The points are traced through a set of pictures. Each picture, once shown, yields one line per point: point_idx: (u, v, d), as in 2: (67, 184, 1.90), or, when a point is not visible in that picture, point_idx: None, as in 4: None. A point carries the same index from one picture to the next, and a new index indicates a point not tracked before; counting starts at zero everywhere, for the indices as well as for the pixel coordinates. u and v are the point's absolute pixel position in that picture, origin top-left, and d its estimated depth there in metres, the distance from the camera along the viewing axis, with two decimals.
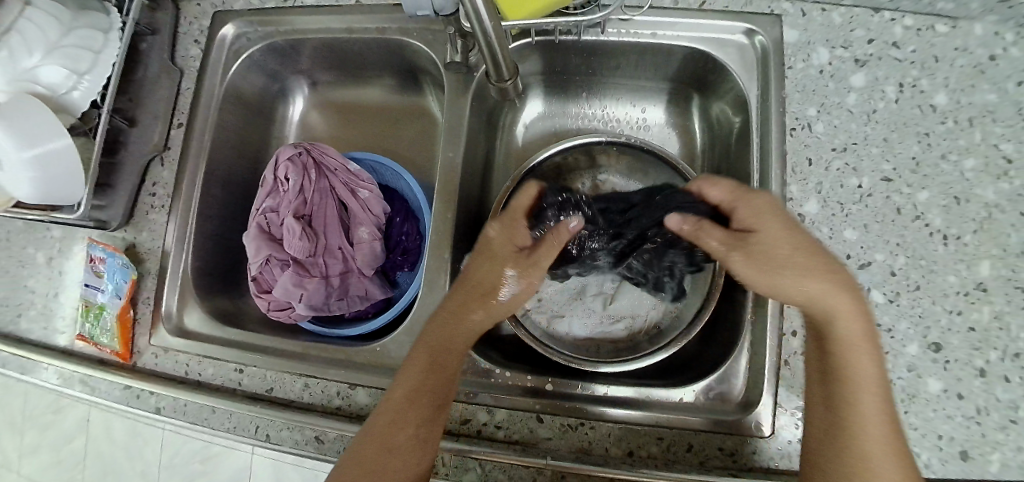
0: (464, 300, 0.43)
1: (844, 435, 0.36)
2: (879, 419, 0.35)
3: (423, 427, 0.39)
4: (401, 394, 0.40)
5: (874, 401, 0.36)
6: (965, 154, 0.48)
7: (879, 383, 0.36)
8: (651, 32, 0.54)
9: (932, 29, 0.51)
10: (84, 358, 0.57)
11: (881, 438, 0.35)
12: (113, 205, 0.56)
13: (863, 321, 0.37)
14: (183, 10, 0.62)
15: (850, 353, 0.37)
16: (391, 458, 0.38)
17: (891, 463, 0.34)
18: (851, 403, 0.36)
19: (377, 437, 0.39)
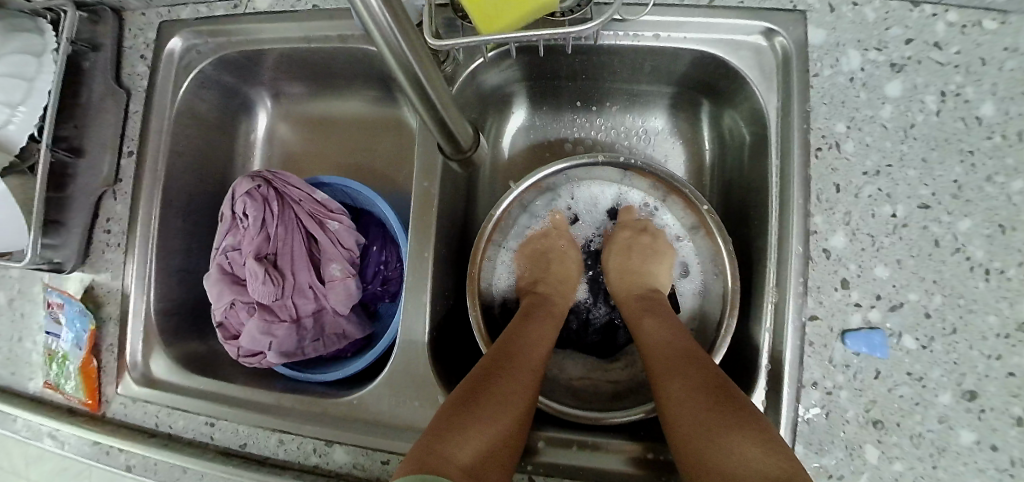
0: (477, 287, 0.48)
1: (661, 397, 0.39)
2: (683, 374, 0.39)
3: (510, 397, 0.38)
4: (494, 360, 0.42)
5: (677, 371, 0.40)
6: (1015, 175, 0.42)
7: (683, 359, 0.41)
8: (654, 34, 0.47)
9: (982, 25, 0.44)
10: (52, 407, 0.54)
11: (683, 391, 0.37)
12: (66, 246, 0.51)
13: (660, 319, 0.47)
14: (126, 19, 0.55)
15: (654, 344, 0.44)
16: (489, 410, 0.37)
17: (697, 407, 0.35)
18: (658, 374, 0.41)
19: (470, 390, 0.38)
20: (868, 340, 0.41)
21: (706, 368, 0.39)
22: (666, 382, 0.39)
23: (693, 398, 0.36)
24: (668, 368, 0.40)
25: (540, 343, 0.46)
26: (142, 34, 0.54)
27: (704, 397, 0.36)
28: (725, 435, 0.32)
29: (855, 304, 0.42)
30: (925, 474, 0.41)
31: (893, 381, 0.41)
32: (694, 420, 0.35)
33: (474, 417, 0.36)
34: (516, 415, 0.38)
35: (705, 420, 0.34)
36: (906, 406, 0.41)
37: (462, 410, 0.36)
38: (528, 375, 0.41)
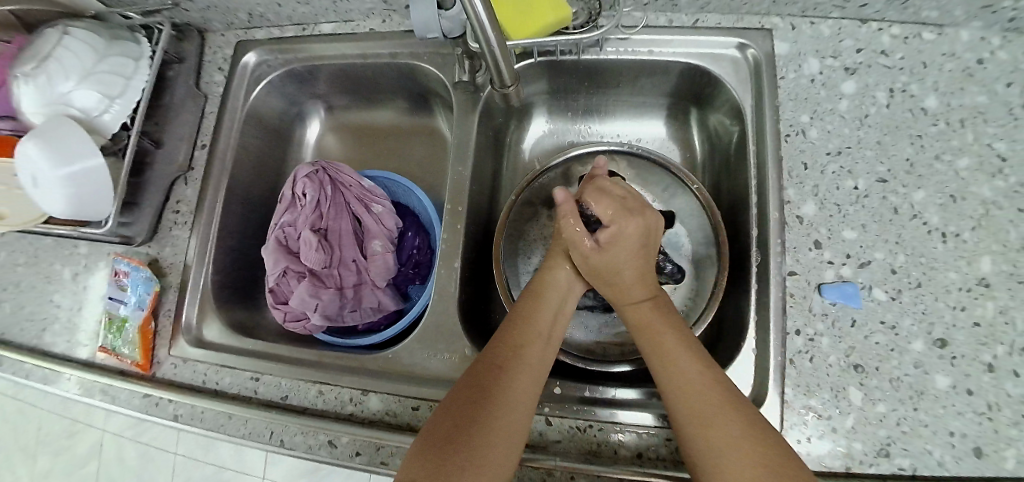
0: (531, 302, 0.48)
1: (671, 393, 0.40)
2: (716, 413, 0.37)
3: (511, 403, 0.39)
4: (489, 374, 0.41)
5: (678, 365, 0.41)
6: (959, 154, 0.50)
7: (694, 367, 0.40)
8: (647, 50, 0.57)
9: (920, 37, 0.54)
10: (106, 369, 0.58)
11: (711, 412, 0.37)
12: (138, 222, 0.59)
13: (655, 307, 0.46)
14: (210, 42, 0.67)
15: (649, 328, 0.45)
16: (481, 437, 0.37)
17: (723, 414, 0.37)
18: (665, 375, 0.41)
19: (460, 415, 0.38)
20: (841, 291, 0.46)
21: (727, 389, 0.39)
22: (673, 370, 0.41)
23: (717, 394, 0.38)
24: (682, 379, 0.40)
25: (541, 335, 0.45)
26: (222, 50, 0.67)
27: (752, 436, 0.35)
28: (752, 467, 0.34)
29: (828, 261, 0.48)
30: (906, 415, 0.45)
31: (868, 329, 0.46)
32: (726, 451, 0.35)
33: (460, 450, 0.36)
34: (512, 426, 0.38)
35: (734, 422, 0.36)
36: (883, 352, 0.46)
37: (458, 437, 0.36)
38: (525, 374, 0.41)
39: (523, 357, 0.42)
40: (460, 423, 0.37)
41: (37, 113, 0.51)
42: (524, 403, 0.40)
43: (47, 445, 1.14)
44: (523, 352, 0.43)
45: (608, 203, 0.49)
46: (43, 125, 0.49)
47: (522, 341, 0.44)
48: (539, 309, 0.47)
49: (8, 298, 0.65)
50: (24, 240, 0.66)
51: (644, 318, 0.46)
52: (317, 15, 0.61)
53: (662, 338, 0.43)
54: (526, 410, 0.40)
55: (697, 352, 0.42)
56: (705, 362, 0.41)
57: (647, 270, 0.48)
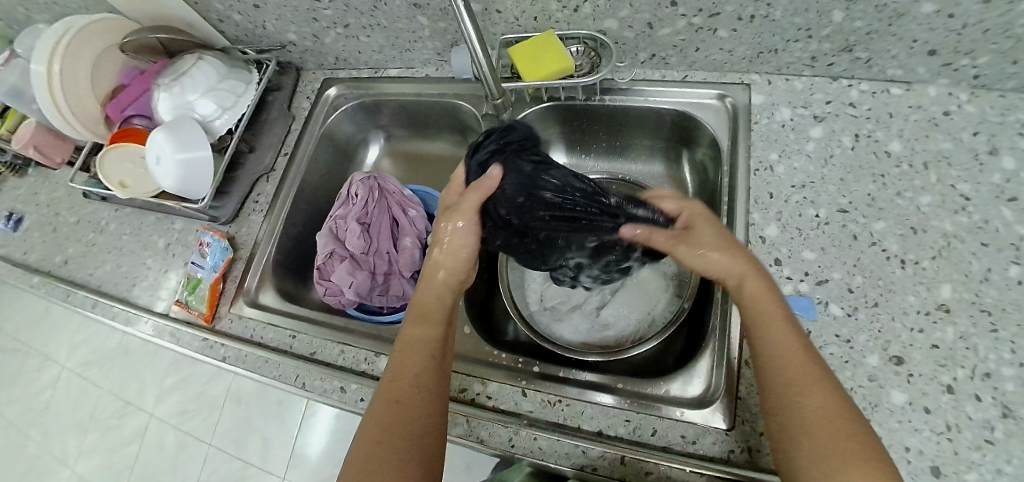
0: (409, 329, 0.50)
1: (783, 404, 0.39)
2: (843, 452, 0.35)
3: (406, 418, 0.43)
4: (385, 407, 0.44)
5: (812, 388, 0.39)
6: (921, 192, 0.55)
7: (816, 379, 0.39)
8: (644, 98, 0.67)
9: (888, 92, 0.61)
10: (177, 320, 0.70)
11: (831, 427, 0.37)
12: (225, 206, 0.74)
13: (775, 301, 0.44)
14: (299, 73, 0.85)
15: (772, 336, 0.42)
16: (387, 458, 0.41)
17: (842, 445, 0.36)
18: (782, 389, 0.40)
19: (370, 446, 0.42)
20: (796, 303, 0.52)
21: (844, 403, 0.38)
22: (806, 395, 0.39)
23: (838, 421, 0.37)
24: (796, 386, 0.39)
25: (424, 352, 0.48)
26: (307, 80, 0.84)
27: (853, 442, 0.36)
28: (855, 477, 0.34)
29: (787, 277, 0.53)
30: None
31: (822, 340, 0.50)
32: (828, 457, 0.36)
33: (383, 464, 0.40)
34: (422, 442, 0.43)
35: (851, 452, 0.35)
36: (838, 363, 0.49)
37: (368, 468, 0.40)
38: (415, 390, 0.45)
39: (410, 380, 0.45)
40: (370, 453, 0.41)
41: (168, 113, 0.69)
42: (421, 412, 0.44)
43: (100, 420, 1.27)
44: (409, 377, 0.46)
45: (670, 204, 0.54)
46: (173, 122, 0.66)
47: (405, 365, 0.46)
48: (419, 329, 0.49)
49: (111, 259, 0.81)
50: (133, 215, 0.83)
51: (763, 327, 0.43)
52: (387, 62, 0.77)
53: (790, 357, 0.41)
54: (430, 426, 0.44)
55: (815, 361, 0.41)
56: (817, 370, 0.40)
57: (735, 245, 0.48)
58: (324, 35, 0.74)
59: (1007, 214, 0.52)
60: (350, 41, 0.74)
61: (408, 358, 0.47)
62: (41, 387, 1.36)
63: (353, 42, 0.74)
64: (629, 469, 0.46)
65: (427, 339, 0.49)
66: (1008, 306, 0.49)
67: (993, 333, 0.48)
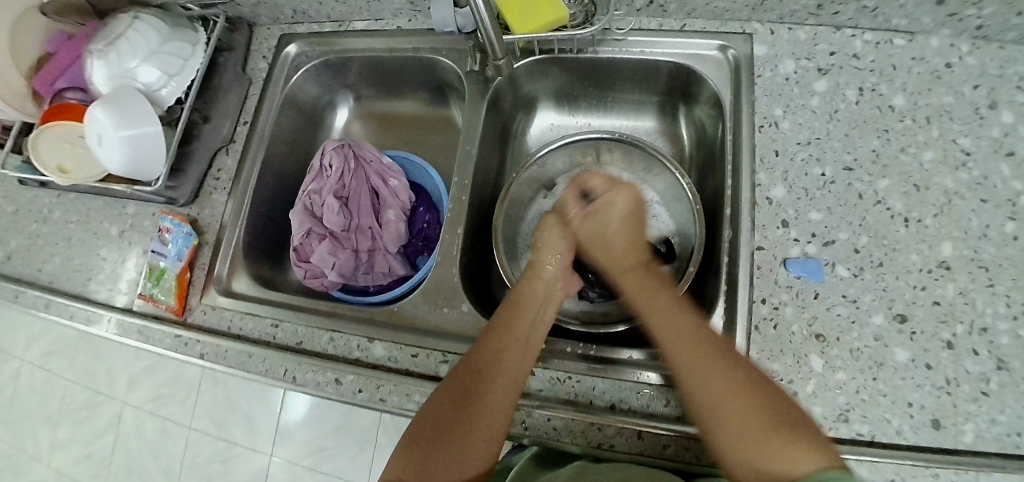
0: (506, 315, 0.49)
1: (689, 385, 0.40)
2: (750, 423, 0.36)
3: (485, 410, 0.42)
4: (465, 377, 0.44)
5: (705, 361, 0.40)
6: (925, 148, 0.53)
7: (711, 354, 0.41)
8: (640, 50, 0.62)
9: (892, 42, 0.58)
10: (144, 313, 0.65)
11: (740, 401, 0.37)
12: (183, 186, 0.67)
13: (670, 299, 0.47)
14: (254, 34, 0.76)
15: (665, 326, 0.44)
16: (454, 444, 0.40)
17: (751, 413, 0.37)
18: (683, 370, 0.41)
19: (435, 425, 0.41)
20: (805, 266, 0.50)
21: (749, 373, 0.39)
22: (709, 365, 0.40)
23: (739, 390, 0.38)
24: (699, 360, 0.41)
25: (518, 344, 0.46)
26: (265, 41, 0.75)
27: (759, 413, 0.36)
28: (773, 447, 0.34)
29: (794, 239, 0.52)
30: (865, 385, 0.47)
31: (830, 302, 0.50)
32: (740, 430, 0.36)
33: (446, 449, 0.40)
34: (485, 441, 0.41)
35: (761, 424, 0.36)
36: (844, 324, 0.49)
37: (430, 449, 0.40)
38: (504, 381, 0.43)
39: (492, 369, 0.44)
40: (441, 435, 0.41)
41: (106, 84, 0.60)
42: (502, 410, 0.43)
43: (72, 413, 1.21)
44: (493, 364, 0.44)
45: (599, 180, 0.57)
46: (111, 94, 0.57)
47: (500, 352, 0.45)
48: (513, 321, 0.48)
49: (60, 251, 0.73)
50: (79, 201, 0.74)
51: (653, 313, 0.46)
52: (352, 13, 0.69)
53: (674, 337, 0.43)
54: (498, 428, 0.42)
55: (705, 336, 0.43)
56: (709, 344, 0.41)
57: (632, 235, 0.55)
58: None
59: (1005, 169, 0.51)
60: None
61: (505, 346, 0.45)
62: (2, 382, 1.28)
63: None
64: (646, 443, 0.46)
65: (531, 334, 0.48)
66: (1005, 262, 0.49)
67: (990, 288, 0.48)
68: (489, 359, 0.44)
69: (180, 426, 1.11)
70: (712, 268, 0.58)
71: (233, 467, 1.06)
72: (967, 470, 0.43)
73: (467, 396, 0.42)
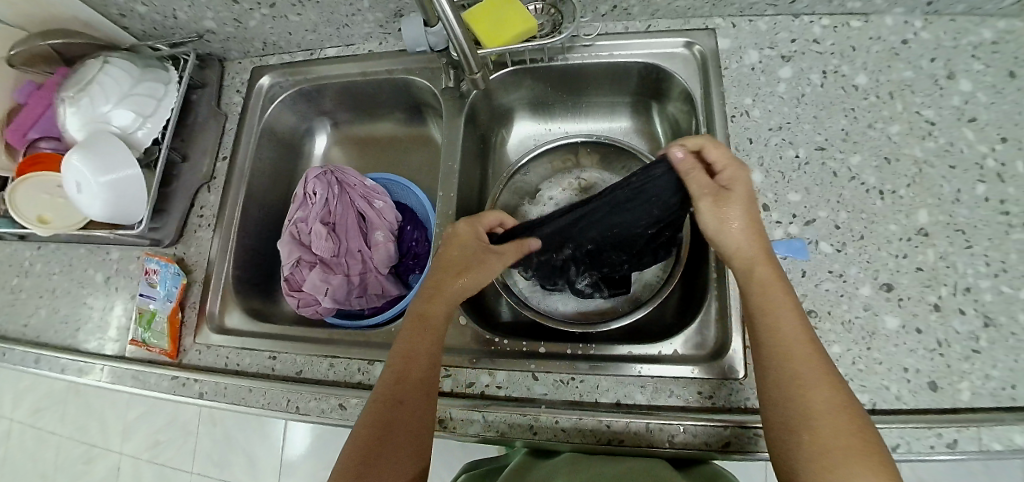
0: (415, 326, 0.49)
1: (789, 396, 0.39)
2: (841, 444, 0.36)
3: (409, 414, 0.44)
4: (387, 391, 0.45)
5: (806, 385, 0.39)
6: (890, 122, 0.55)
7: (818, 371, 0.40)
8: (609, 53, 0.64)
9: (848, 25, 0.60)
10: (137, 359, 0.64)
11: (840, 419, 0.38)
12: (166, 226, 0.66)
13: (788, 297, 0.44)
14: (228, 70, 0.76)
15: (774, 326, 0.42)
16: (387, 448, 0.42)
17: (831, 433, 0.37)
18: (788, 375, 0.40)
19: (367, 438, 0.43)
20: (789, 246, 0.52)
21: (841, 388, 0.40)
22: (812, 388, 0.39)
23: (840, 417, 0.38)
24: (802, 376, 0.40)
25: (429, 349, 0.48)
26: (238, 75, 0.75)
27: (850, 426, 0.37)
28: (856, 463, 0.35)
29: (777, 222, 0.53)
30: (861, 355, 0.48)
31: (817, 279, 0.51)
32: (828, 451, 0.36)
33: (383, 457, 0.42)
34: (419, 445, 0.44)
35: (839, 444, 0.36)
36: (833, 298, 0.50)
37: (368, 457, 0.42)
38: (421, 387, 0.45)
39: (414, 374, 0.46)
40: (374, 445, 0.42)
41: (80, 131, 0.60)
42: (424, 410, 0.45)
43: (67, 470, 1.17)
44: (414, 369, 0.46)
45: (717, 153, 0.48)
46: (87, 141, 0.57)
47: (413, 359, 0.47)
48: (426, 325, 0.49)
49: (45, 304, 0.72)
50: (60, 251, 0.73)
51: (771, 320, 0.43)
52: (323, 41, 0.70)
53: (793, 349, 0.41)
54: (425, 434, 0.44)
55: (817, 349, 0.42)
56: (819, 360, 0.41)
57: (758, 228, 0.46)
58: (249, 19, 0.65)
59: (969, 134, 0.53)
60: (279, 22, 0.66)
61: (416, 352, 0.47)
62: None
63: (282, 23, 0.66)
64: (655, 435, 0.46)
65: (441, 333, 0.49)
66: (979, 223, 0.51)
67: (969, 249, 0.50)
68: (404, 370, 0.46)
69: (181, 472, 1.08)
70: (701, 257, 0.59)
71: None
72: (968, 427, 0.44)
73: (392, 405, 0.44)
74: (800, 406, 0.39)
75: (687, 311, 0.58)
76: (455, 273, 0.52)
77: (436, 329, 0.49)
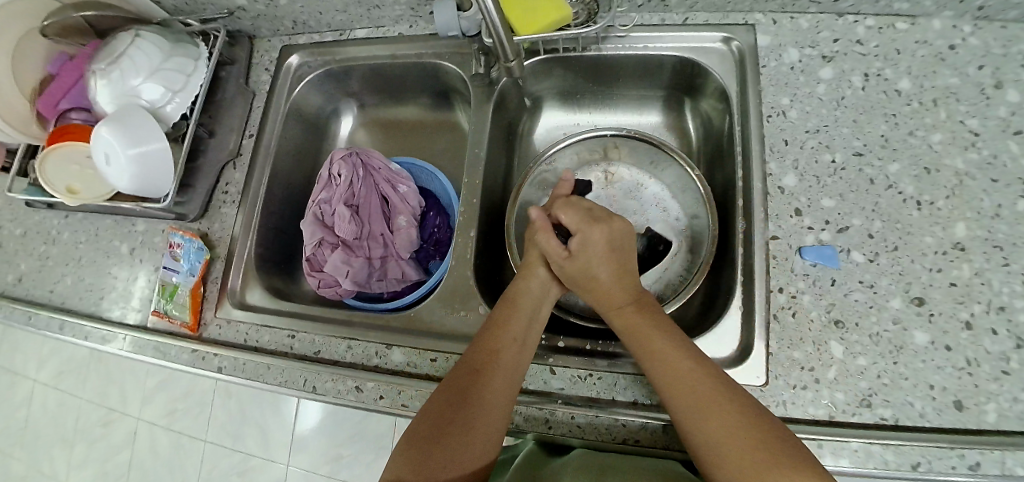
0: (499, 315, 0.49)
1: (692, 415, 0.40)
2: (754, 460, 0.36)
3: (485, 406, 0.42)
4: (466, 375, 0.44)
5: (702, 399, 0.40)
6: (933, 130, 0.53)
7: (703, 384, 0.41)
8: (643, 45, 0.62)
9: (894, 27, 0.58)
10: (159, 330, 0.65)
11: (744, 431, 0.38)
12: (192, 201, 0.67)
13: (653, 324, 0.46)
14: (256, 47, 0.76)
15: (648, 354, 0.45)
16: (458, 435, 0.41)
17: (747, 451, 0.36)
18: (673, 395, 0.42)
19: (439, 418, 0.42)
20: (820, 253, 0.51)
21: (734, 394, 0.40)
22: (704, 405, 0.40)
23: (742, 433, 0.37)
24: (693, 393, 0.41)
25: (515, 337, 0.47)
26: (267, 53, 0.75)
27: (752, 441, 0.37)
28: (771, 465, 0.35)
29: (808, 227, 0.52)
30: (886, 369, 0.47)
31: (847, 288, 0.50)
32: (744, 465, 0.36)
33: (462, 423, 0.41)
34: (488, 433, 0.42)
35: (759, 459, 0.36)
36: (862, 309, 0.49)
37: (435, 441, 0.41)
38: (506, 377, 0.44)
39: (500, 360, 0.45)
40: (442, 430, 0.41)
41: (112, 103, 0.60)
42: (502, 404, 0.43)
43: (85, 432, 1.20)
44: (499, 354, 0.45)
45: (568, 217, 0.54)
46: (117, 113, 0.57)
47: (502, 345, 0.46)
48: (510, 314, 0.49)
49: (71, 271, 0.73)
50: (87, 220, 0.74)
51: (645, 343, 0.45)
52: (353, 21, 0.70)
53: (674, 364, 0.43)
54: (499, 424, 0.43)
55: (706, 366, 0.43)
56: (699, 372, 0.42)
57: (618, 262, 0.51)
58: None
59: (1015, 147, 0.52)
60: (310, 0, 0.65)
61: (505, 339, 0.46)
62: (15, 403, 1.28)
63: (312, 2, 0.66)
64: (670, 436, 0.46)
65: (529, 330, 0.48)
66: (1018, 240, 0.49)
67: (1005, 267, 0.48)
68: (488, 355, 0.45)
69: (195, 440, 1.11)
70: (726, 259, 0.58)
71: (249, 479, 1.06)
72: (993, 449, 0.43)
73: (468, 391, 0.43)
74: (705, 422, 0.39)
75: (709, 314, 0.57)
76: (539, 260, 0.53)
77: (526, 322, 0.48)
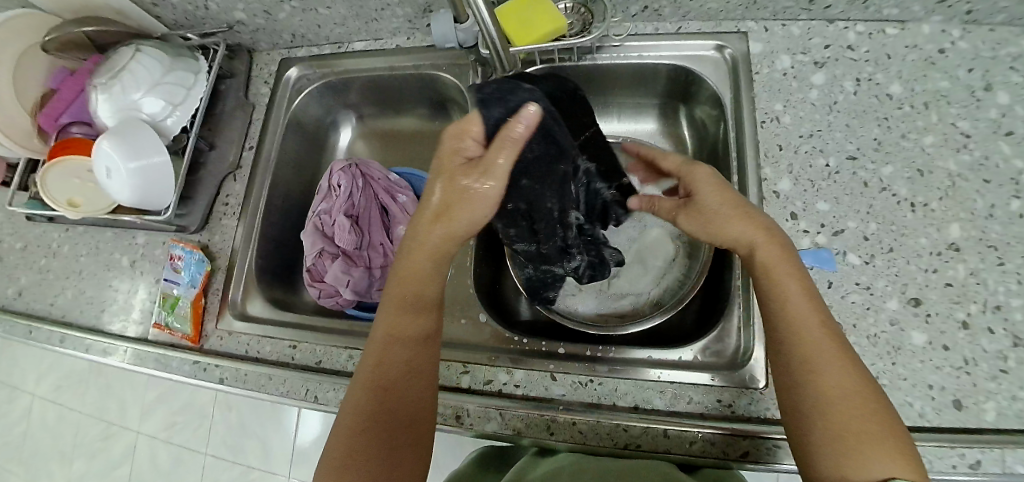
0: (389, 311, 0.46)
1: (802, 375, 0.39)
2: (861, 434, 0.35)
3: (399, 403, 0.43)
4: (370, 385, 0.44)
5: (825, 361, 0.38)
6: (924, 133, 0.54)
7: (830, 348, 0.39)
8: (638, 54, 0.63)
9: (884, 32, 0.59)
10: (160, 342, 0.65)
11: (852, 404, 0.36)
12: (192, 213, 0.67)
13: (796, 277, 0.42)
14: (255, 60, 0.77)
15: (781, 304, 0.41)
16: (383, 440, 0.42)
17: (855, 422, 0.36)
18: (799, 353, 0.39)
19: (357, 434, 0.42)
20: (816, 256, 0.51)
21: (864, 376, 0.38)
22: (829, 369, 0.38)
23: (857, 406, 0.36)
24: (814, 354, 0.39)
25: (407, 328, 0.46)
26: (267, 66, 0.76)
27: (867, 417, 0.36)
28: (878, 454, 0.34)
29: (804, 231, 0.53)
30: (885, 369, 0.47)
31: (843, 290, 0.50)
32: (841, 435, 0.36)
33: (380, 441, 0.42)
34: (415, 422, 0.44)
35: (863, 432, 0.35)
36: (859, 311, 0.49)
37: (361, 455, 0.41)
38: (410, 370, 0.44)
39: (393, 357, 0.45)
40: (365, 441, 0.42)
41: (112, 116, 0.60)
42: (416, 392, 0.44)
43: (85, 448, 1.20)
44: (392, 353, 0.45)
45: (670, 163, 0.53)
46: (118, 127, 0.58)
47: (391, 344, 0.45)
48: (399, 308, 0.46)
49: (71, 285, 0.73)
50: (88, 234, 0.75)
51: (777, 289, 0.42)
52: (351, 34, 0.70)
53: (798, 318, 0.40)
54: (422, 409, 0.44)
55: (831, 329, 0.40)
56: (833, 336, 0.40)
57: (741, 207, 0.45)
58: (279, 10, 0.66)
59: (1005, 148, 0.52)
60: (309, 14, 0.66)
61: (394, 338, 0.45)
62: (14, 418, 1.28)
63: (311, 15, 0.66)
64: (672, 441, 0.46)
65: (425, 312, 0.46)
66: (1012, 239, 0.49)
67: (1000, 267, 0.49)
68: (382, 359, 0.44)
69: (195, 454, 1.10)
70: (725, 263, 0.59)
71: None
72: (992, 448, 0.43)
73: (378, 397, 0.43)
74: (812, 384, 0.38)
75: (705, 318, 0.58)
76: (431, 217, 0.44)
77: (417, 308, 0.46)
